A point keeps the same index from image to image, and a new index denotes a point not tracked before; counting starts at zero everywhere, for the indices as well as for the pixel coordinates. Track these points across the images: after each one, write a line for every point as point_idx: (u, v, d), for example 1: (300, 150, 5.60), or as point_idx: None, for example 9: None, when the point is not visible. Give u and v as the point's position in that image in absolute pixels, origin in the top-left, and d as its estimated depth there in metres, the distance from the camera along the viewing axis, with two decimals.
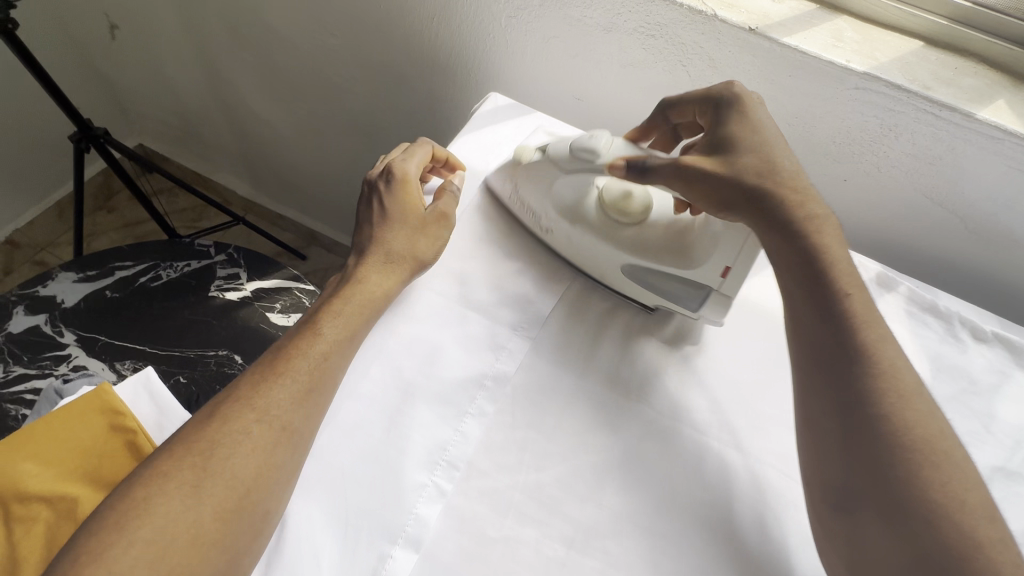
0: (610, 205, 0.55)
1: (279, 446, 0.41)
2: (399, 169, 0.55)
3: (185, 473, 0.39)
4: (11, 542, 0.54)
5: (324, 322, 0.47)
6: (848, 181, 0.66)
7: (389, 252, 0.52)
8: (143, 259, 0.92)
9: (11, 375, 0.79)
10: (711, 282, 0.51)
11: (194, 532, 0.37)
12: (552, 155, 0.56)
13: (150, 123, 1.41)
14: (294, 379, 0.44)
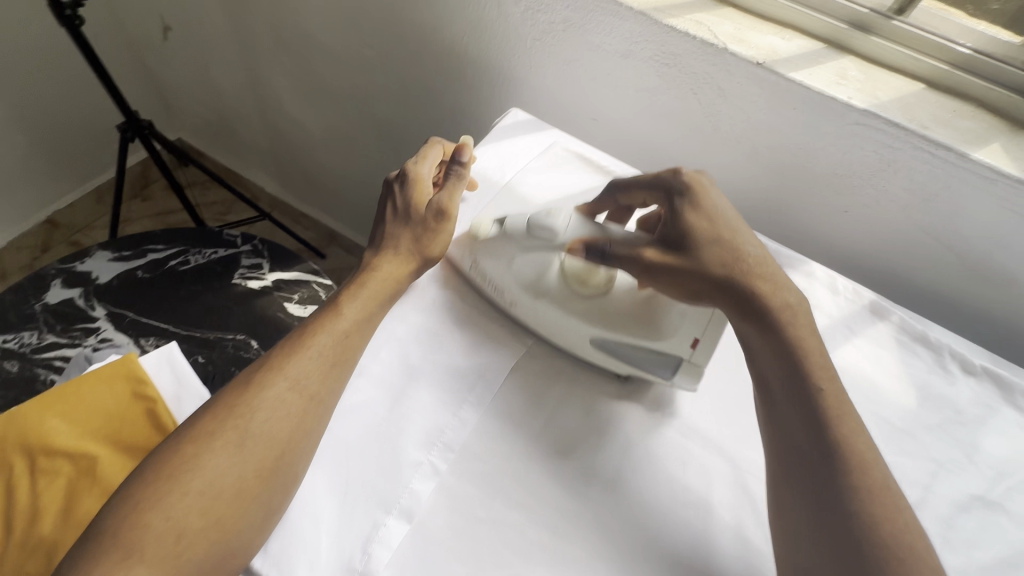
0: (573, 277, 0.54)
1: (309, 411, 0.46)
2: (411, 171, 0.60)
3: (227, 434, 0.44)
4: (34, 492, 0.58)
5: (345, 303, 0.52)
6: (848, 212, 0.68)
7: (400, 247, 0.56)
8: (174, 243, 0.97)
9: (44, 342, 0.84)
10: (681, 351, 0.51)
11: (237, 486, 0.42)
12: (506, 230, 0.55)
13: (190, 119, 1.49)
14: (320, 353, 0.48)
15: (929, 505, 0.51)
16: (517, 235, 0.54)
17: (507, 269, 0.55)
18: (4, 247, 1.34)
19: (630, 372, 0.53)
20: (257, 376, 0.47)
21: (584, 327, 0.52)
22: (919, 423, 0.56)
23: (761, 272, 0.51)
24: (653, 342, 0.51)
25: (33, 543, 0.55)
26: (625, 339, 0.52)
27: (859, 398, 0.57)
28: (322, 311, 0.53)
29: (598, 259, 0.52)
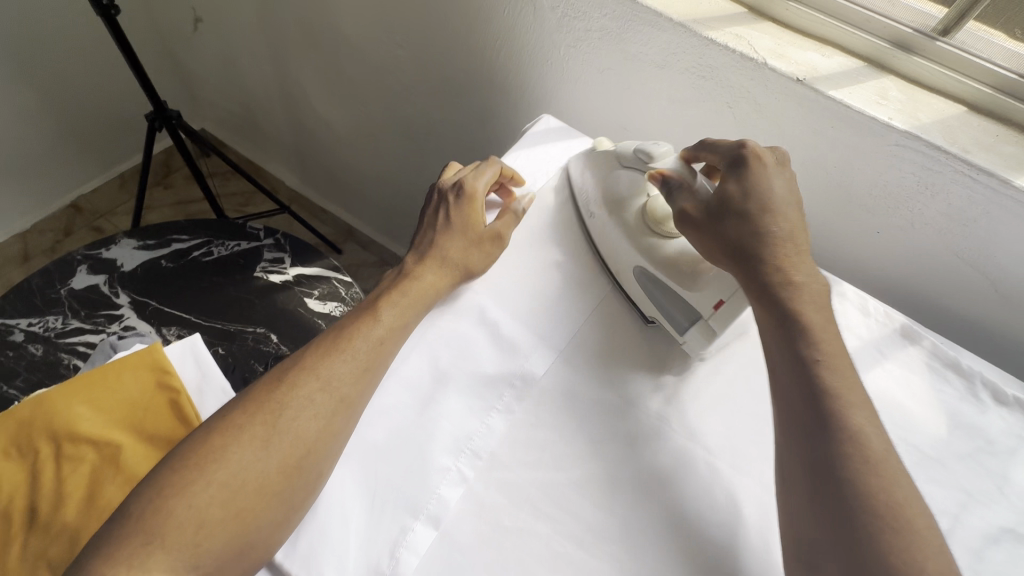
0: (651, 215, 0.58)
1: (340, 415, 0.46)
2: (468, 188, 0.60)
3: (255, 427, 0.44)
4: (58, 477, 0.58)
5: (382, 309, 0.52)
6: (880, 233, 0.67)
7: (445, 258, 0.57)
8: (198, 234, 0.98)
9: (68, 327, 0.85)
10: (724, 341, 0.53)
11: (261, 481, 0.43)
12: (619, 150, 0.61)
13: (215, 110, 1.50)
14: (354, 357, 0.49)
15: (958, 536, 0.50)
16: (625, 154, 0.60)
17: (607, 211, 0.60)
18: (28, 229, 1.36)
19: (669, 360, 0.56)
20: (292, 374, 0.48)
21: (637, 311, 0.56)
22: (950, 452, 0.55)
23: (804, 278, 0.50)
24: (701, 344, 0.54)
25: (56, 529, 0.56)
26: (668, 325, 0.56)
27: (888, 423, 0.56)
28: (359, 313, 0.53)
29: (671, 236, 0.53)
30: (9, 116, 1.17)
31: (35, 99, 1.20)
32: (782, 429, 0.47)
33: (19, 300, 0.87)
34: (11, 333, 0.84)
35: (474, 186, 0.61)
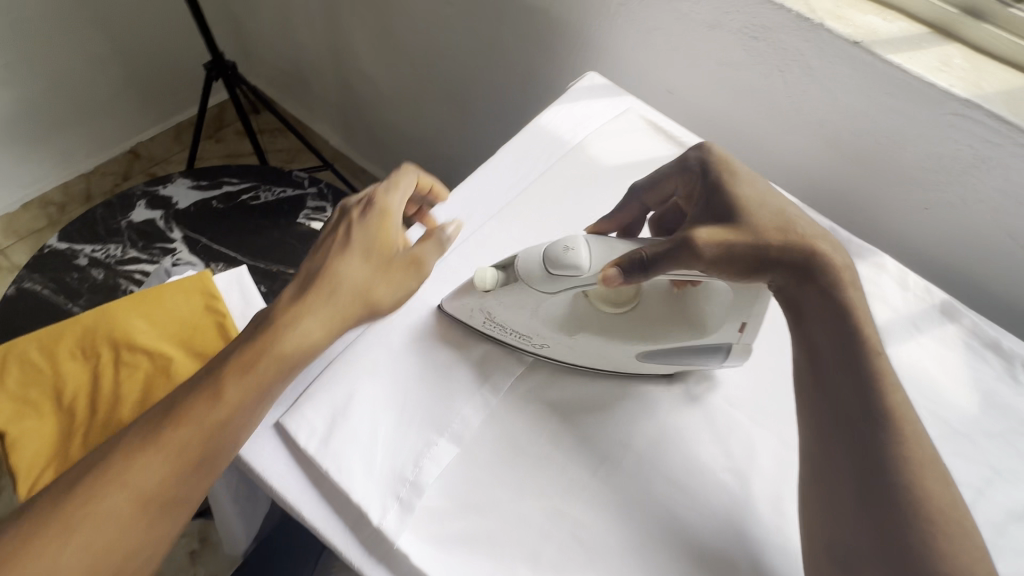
0: (600, 297, 0.50)
1: (236, 421, 0.43)
2: (379, 206, 0.52)
3: (126, 469, 0.40)
4: (116, 381, 0.63)
5: (299, 316, 0.47)
6: (928, 209, 0.65)
7: (337, 285, 0.48)
8: (247, 178, 1.02)
9: (127, 256, 0.91)
10: (731, 338, 0.49)
11: (151, 505, 0.40)
12: (544, 196, 0.58)
13: (266, 67, 1.54)
14: (258, 377, 0.44)
15: (980, 508, 0.50)
16: (544, 219, 0.55)
17: (531, 318, 0.48)
18: (91, 171, 1.43)
19: (678, 368, 0.51)
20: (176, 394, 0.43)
21: (632, 344, 0.49)
22: (979, 428, 0.54)
23: (809, 242, 0.48)
24: (698, 338, 0.49)
25: (113, 426, 0.61)
26: (670, 340, 0.49)
27: (917, 395, 0.55)
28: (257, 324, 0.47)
29: (640, 273, 0.44)
30: (79, 60, 1.24)
31: (103, 46, 1.26)
32: (813, 402, 0.46)
33: (84, 228, 0.93)
34: (76, 257, 0.90)
35: (386, 200, 0.52)
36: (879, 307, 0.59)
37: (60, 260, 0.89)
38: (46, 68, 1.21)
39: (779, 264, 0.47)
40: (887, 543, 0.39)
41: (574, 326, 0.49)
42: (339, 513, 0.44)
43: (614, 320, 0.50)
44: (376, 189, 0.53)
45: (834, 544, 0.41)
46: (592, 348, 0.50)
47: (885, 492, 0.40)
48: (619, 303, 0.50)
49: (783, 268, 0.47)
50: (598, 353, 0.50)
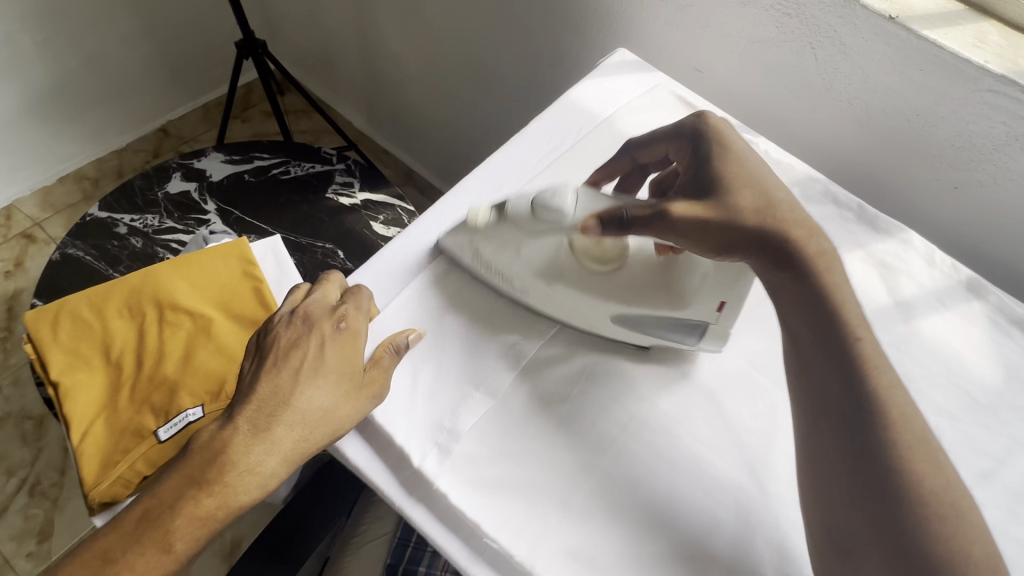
0: (584, 253, 0.51)
1: (177, 568, 0.45)
2: (349, 331, 0.49)
3: None
4: (161, 338, 0.66)
5: (256, 451, 0.45)
6: (958, 189, 0.66)
7: (300, 420, 0.46)
8: (277, 153, 1.04)
9: (164, 226, 0.94)
10: (708, 317, 0.51)
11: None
12: (510, 215, 0.51)
13: (292, 48, 1.57)
14: (213, 510, 0.45)
15: (1001, 477, 0.50)
16: (522, 220, 0.51)
17: (514, 259, 0.52)
18: (123, 148, 1.46)
19: (652, 342, 0.53)
20: (123, 541, 0.44)
21: (603, 305, 0.51)
22: (1003, 401, 0.54)
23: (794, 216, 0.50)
24: (674, 310, 0.51)
25: (160, 380, 0.64)
26: (645, 311, 0.51)
27: (942, 369, 0.55)
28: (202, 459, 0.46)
29: (617, 229, 0.49)
30: (114, 37, 1.28)
31: (137, 24, 1.29)
32: (800, 390, 0.47)
33: (123, 198, 0.96)
34: (116, 226, 0.93)
35: (354, 319, 0.50)
36: (905, 282, 0.59)
37: (101, 228, 0.93)
38: (83, 44, 1.24)
39: (754, 245, 0.48)
40: (880, 523, 0.39)
41: (555, 272, 0.52)
42: (381, 456, 0.48)
43: (594, 278, 0.52)
44: (340, 309, 0.50)
45: (832, 528, 0.42)
46: (568, 303, 0.52)
47: (874, 472, 0.41)
48: (602, 261, 0.51)
49: (759, 250, 0.48)
50: (579, 311, 0.52)
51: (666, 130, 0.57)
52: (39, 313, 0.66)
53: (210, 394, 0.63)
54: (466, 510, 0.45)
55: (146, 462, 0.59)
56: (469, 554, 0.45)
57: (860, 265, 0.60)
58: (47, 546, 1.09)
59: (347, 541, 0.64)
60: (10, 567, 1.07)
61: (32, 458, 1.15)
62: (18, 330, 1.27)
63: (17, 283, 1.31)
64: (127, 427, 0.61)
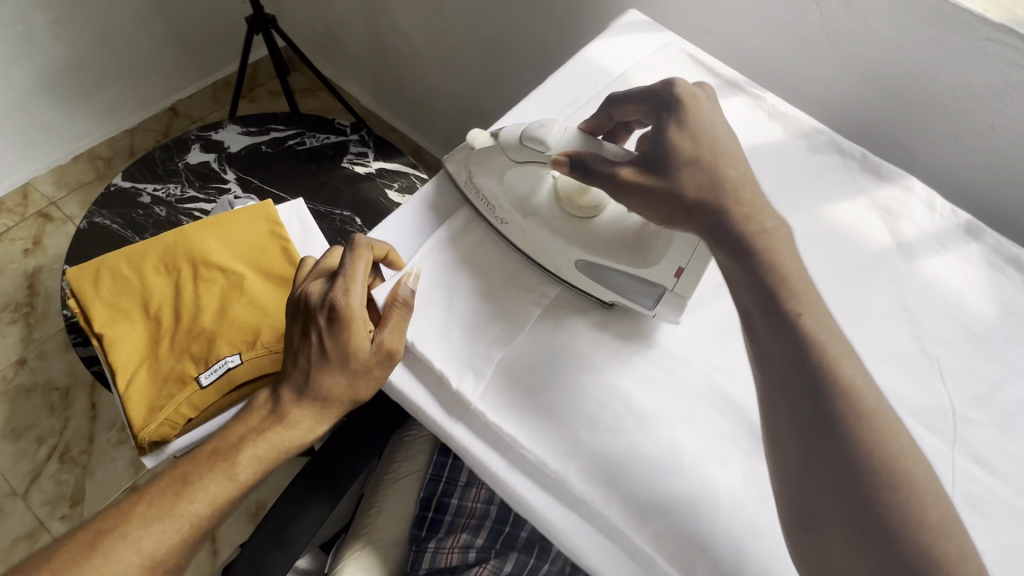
0: (564, 198, 0.55)
1: (241, 496, 0.52)
2: (346, 307, 0.51)
3: (162, 517, 0.49)
4: (196, 293, 0.69)
5: (300, 408, 0.53)
6: (958, 139, 0.68)
7: (325, 395, 0.53)
8: (292, 125, 1.06)
9: (186, 195, 0.97)
10: (666, 281, 0.51)
11: (180, 557, 0.50)
12: (502, 141, 0.53)
13: (297, 26, 1.57)
14: (269, 456, 0.52)
15: (996, 400, 0.53)
16: (507, 144, 0.52)
17: (498, 184, 0.55)
18: (134, 127, 1.48)
19: (614, 299, 0.53)
20: (195, 471, 0.51)
21: (568, 248, 0.53)
22: (998, 333, 0.57)
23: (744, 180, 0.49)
24: (636, 267, 0.51)
25: (197, 331, 0.67)
26: (608, 262, 0.52)
27: (940, 304, 0.58)
28: (264, 409, 0.54)
29: (581, 172, 0.50)
30: (125, 14, 1.29)
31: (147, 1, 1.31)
32: (764, 377, 0.44)
33: (145, 168, 0.99)
34: (139, 195, 0.96)
35: (349, 299, 0.52)
36: (906, 226, 0.62)
37: (125, 198, 0.96)
38: (95, 21, 1.25)
39: (699, 218, 0.47)
40: (842, 498, 0.39)
41: (530, 206, 0.55)
42: (419, 387, 0.52)
43: (576, 218, 0.55)
44: (340, 283, 0.53)
45: (795, 505, 0.42)
46: (538, 242, 0.55)
47: (831, 461, 0.40)
48: (579, 199, 0.54)
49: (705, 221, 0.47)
50: (541, 248, 0.55)
51: (640, 89, 0.54)
52: (80, 269, 0.69)
53: (246, 343, 0.66)
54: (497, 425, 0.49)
55: (191, 405, 0.63)
56: (507, 467, 0.49)
57: (862, 210, 0.63)
58: (80, 509, 1.13)
59: (380, 479, 0.67)
60: (45, 529, 1.11)
61: (61, 427, 1.19)
62: (40, 306, 1.30)
63: (37, 260, 1.34)
64: (169, 375, 0.65)
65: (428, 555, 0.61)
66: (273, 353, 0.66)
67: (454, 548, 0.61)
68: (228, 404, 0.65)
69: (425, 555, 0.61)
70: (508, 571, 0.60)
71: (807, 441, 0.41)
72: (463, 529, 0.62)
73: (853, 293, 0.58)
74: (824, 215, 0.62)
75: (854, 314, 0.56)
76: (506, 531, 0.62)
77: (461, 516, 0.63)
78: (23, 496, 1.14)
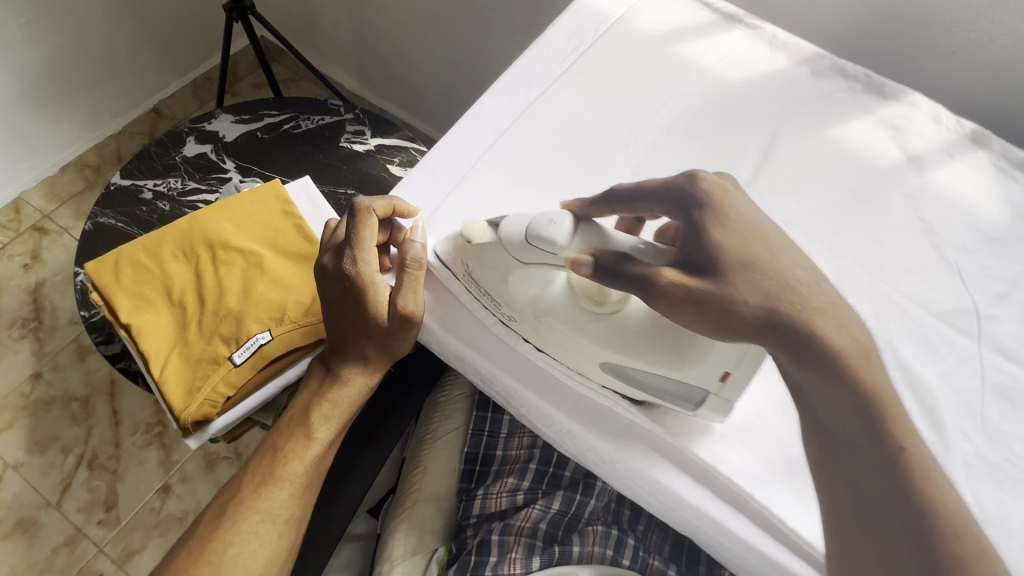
0: (582, 293, 0.45)
1: (330, 449, 0.56)
2: (359, 275, 0.51)
3: (267, 482, 0.54)
4: (218, 276, 0.69)
5: (349, 366, 0.55)
6: (956, 54, 0.69)
7: (366, 355, 0.54)
8: (286, 109, 1.04)
9: (188, 188, 0.97)
10: (708, 385, 0.43)
11: (303, 514, 0.54)
12: (504, 238, 0.44)
13: (273, 13, 1.54)
14: (336, 414, 0.55)
15: (1015, 296, 0.55)
16: (510, 244, 0.44)
17: (504, 286, 0.46)
18: (119, 132, 1.46)
19: (645, 398, 0.46)
20: (280, 437, 0.56)
21: (598, 349, 0.45)
22: (1013, 234, 0.58)
23: None
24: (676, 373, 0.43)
25: (224, 313, 0.67)
26: (639, 364, 0.44)
27: (955, 212, 0.59)
28: (319, 375, 0.57)
29: (608, 278, 0.42)
30: (99, 14, 1.26)
31: None
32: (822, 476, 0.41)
33: (143, 165, 0.98)
34: (141, 192, 0.96)
35: (363, 270, 0.52)
36: (913, 139, 0.62)
37: (127, 196, 0.95)
38: (69, 23, 1.22)
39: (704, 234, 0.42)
40: None
41: (545, 309, 0.46)
42: (453, 332, 0.51)
43: (595, 318, 0.45)
44: (349, 252, 0.52)
45: None
46: (558, 342, 0.46)
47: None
48: (600, 302, 0.44)
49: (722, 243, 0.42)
50: (563, 344, 0.46)
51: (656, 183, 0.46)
52: (99, 263, 0.69)
53: (275, 320, 0.67)
54: (531, 355, 0.49)
55: (228, 383, 0.64)
56: (557, 402, 0.49)
57: (872, 128, 0.63)
58: (115, 513, 1.15)
59: (421, 441, 0.69)
60: (83, 535, 1.13)
61: (85, 436, 1.20)
62: (47, 319, 1.29)
63: (38, 274, 1.33)
64: (202, 357, 0.65)
65: (478, 501, 0.65)
66: (303, 326, 0.67)
67: (502, 492, 0.64)
68: (264, 379, 0.66)
69: (475, 502, 0.64)
70: (557, 509, 0.62)
71: (875, 519, 0.37)
72: (510, 473, 0.65)
73: (872, 208, 0.58)
74: (837, 137, 0.62)
75: (874, 229, 0.57)
76: (551, 472, 0.64)
77: (507, 463, 0.66)
78: (58, 506, 1.15)
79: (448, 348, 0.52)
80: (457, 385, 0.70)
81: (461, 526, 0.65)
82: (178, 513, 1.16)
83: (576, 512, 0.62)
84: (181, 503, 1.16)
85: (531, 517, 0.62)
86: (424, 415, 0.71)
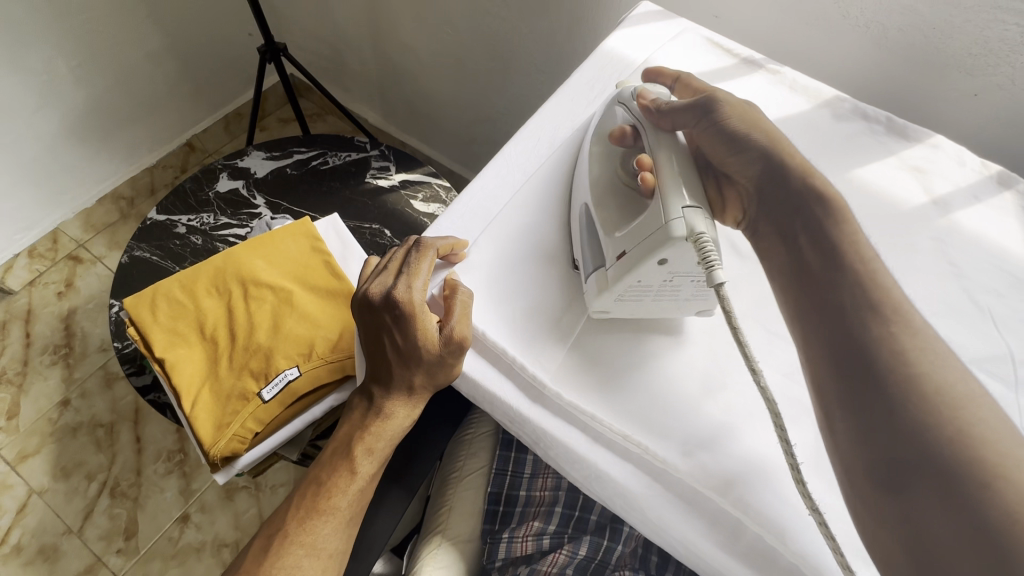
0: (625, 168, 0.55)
1: (373, 481, 0.56)
2: (411, 303, 0.51)
3: (317, 517, 0.54)
4: (248, 312, 0.71)
5: (391, 404, 0.55)
6: (979, 96, 0.69)
7: (411, 387, 0.54)
8: (314, 146, 1.08)
9: (221, 222, 1.01)
10: (607, 258, 0.49)
11: (346, 547, 0.55)
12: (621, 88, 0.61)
13: (303, 52, 1.61)
14: (378, 450, 0.56)
15: None
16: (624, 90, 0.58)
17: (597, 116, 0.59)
18: (153, 165, 1.52)
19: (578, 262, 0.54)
20: (324, 470, 0.56)
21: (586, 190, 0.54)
22: None
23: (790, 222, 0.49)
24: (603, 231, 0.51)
25: (254, 348, 0.68)
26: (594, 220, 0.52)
27: (984, 256, 0.58)
28: (359, 407, 0.57)
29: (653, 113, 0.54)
30: (139, 56, 1.32)
31: (161, 41, 1.34)
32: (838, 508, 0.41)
33: (178, 201, 1.02)
34: (176, 226, 1.00)
35: (410, 297, 0.52)
36: (938, 181, 0.62)
37: (162, 230, 0.99)
38: (111, 66, 1.29)
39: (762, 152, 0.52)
40: None
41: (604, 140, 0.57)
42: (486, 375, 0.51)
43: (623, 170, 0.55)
44: (401, 279, 0.53)
45: None
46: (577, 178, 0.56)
47: None
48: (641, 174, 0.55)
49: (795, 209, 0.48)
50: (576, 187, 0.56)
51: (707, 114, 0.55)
52: (136, 298, 0.72)
53: (303, 356, 0.68)
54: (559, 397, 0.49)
55: (256, 420, 0.65)
56: (586, 444, 0.49)
57: (895, 170, 0.63)
58: (134, 541, 1.15)
59: (448, 478, 0.71)
60: (102, 564, 1.13)
61: (109, 462, 1.22)
62: (77, 346, 1.33)
63: (70, 301, 1.37)
64: (232, 392, 0.67)
65: (503, 545, 0.65)
66: (331, 362, 0.68)
67: (528, 536, 0.64)
68: (290, 416, 0.67)
69: (500, 545, 0.64)
70: (583, 555, 0.63)
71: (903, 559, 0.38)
72: (535, 517, 0.65)
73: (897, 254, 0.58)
74: (859, 178, 0.63)
75: (900, 272, 0.57)
76: (576, 515, 0.65)
77: (531, 505, 0.67)
78: (79, 534, 1.16)
79: (478, 390, 0.52)
80: (482, 424, 0.73)
81: (487, 569, 0.65)
82: (197, 543, 1.16)
83: (603, 558, 0.63)
84: (199, 533, 1.17)
85: (558, 562, 0.63)
86: (448, 455, 0.73)
